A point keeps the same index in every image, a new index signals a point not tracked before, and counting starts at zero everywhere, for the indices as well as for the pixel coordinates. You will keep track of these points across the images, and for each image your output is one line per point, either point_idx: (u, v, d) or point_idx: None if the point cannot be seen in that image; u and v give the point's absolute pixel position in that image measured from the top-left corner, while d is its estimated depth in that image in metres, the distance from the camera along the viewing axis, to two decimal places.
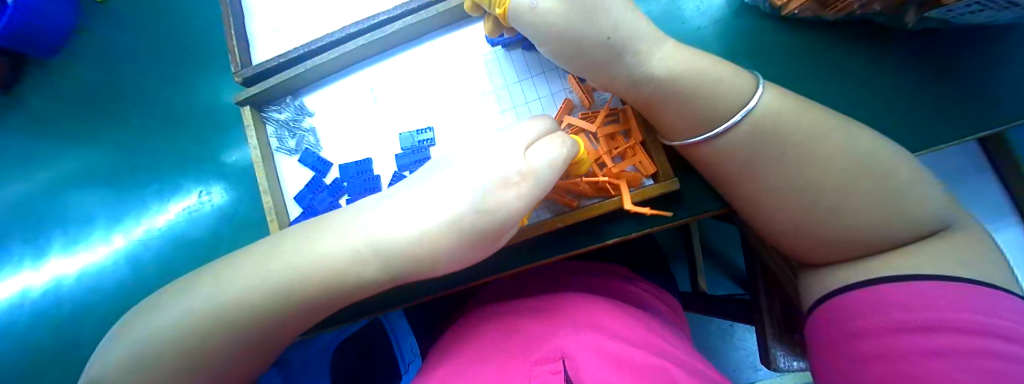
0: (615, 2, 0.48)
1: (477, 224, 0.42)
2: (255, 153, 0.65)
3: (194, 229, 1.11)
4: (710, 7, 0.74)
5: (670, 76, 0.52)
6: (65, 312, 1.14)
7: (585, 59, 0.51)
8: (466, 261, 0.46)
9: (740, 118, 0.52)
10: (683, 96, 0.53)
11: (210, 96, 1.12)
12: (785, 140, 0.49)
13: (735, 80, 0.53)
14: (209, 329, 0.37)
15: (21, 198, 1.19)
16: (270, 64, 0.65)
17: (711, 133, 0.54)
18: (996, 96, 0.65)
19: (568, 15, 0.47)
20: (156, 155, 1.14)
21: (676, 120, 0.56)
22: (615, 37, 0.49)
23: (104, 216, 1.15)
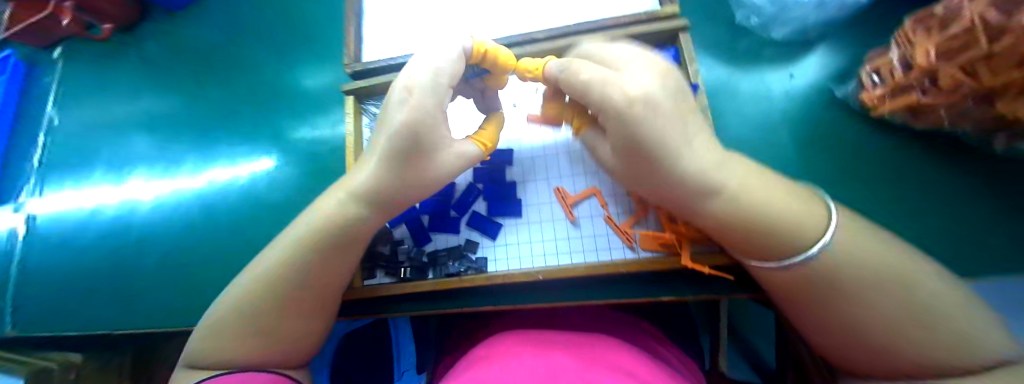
0: (683, 139, 0.40)
1: (406, 146, 0.47)
2: (350, 139, 0.70)
3: (250, 188, 1.23)
4: (796, 89, 0.84)
5: (741, 207, 0.42)
6: (125, 234, 1.27)
7: (654, 190, 0.46)
8: (415, 181, 0.52)
9: (819, 253, 0.41)
10: (757, 231, 0.43)
11: (300, 79, 1.24)
12: (869, 262, 0.40)
13: (815, 213, 0.42)
14: (319, 244, 0.54)
15: (120, 126, 1.37)
16: (380, 64, 0.73)
17: (790, 266, 0.44)
18: None
19: (617, 159, 0.44)
20: (239, 116, 1.28)
21: (744, 246, 0.45)
22: (691, 175, 0.41)
23: (194, 159, 1.30)
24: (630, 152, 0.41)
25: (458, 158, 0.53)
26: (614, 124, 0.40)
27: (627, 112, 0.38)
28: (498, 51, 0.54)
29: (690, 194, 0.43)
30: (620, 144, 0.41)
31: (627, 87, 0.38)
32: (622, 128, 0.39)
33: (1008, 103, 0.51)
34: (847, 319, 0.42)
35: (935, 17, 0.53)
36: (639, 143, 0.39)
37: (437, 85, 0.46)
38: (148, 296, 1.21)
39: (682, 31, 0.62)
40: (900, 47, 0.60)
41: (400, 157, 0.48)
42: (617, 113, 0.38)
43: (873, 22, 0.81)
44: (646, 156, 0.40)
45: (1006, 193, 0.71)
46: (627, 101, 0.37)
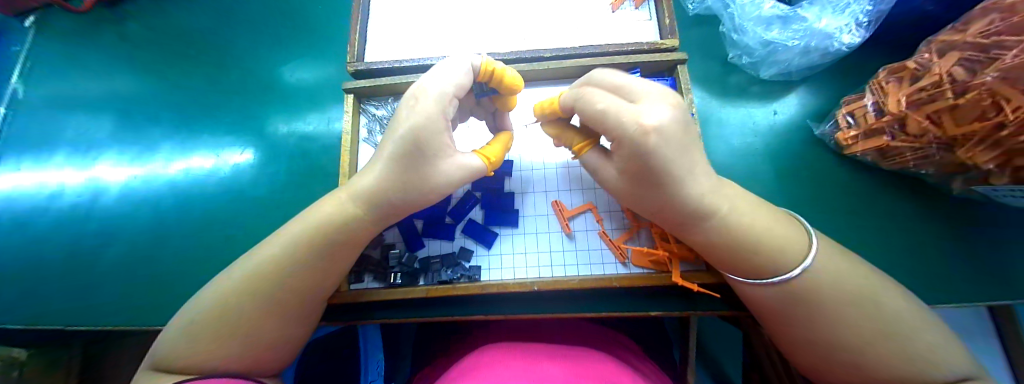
0: (694, 167, 0.44)
1: (413, 151, 0.47)
2: (346, 138, 0.68)
3: (226, 180, 1.17)
4: (777, 123, 0.91)
5: (732, 230, 0.47)
6: (78, 215, 1.18)
7: (662, 215, 0.48)
8: (416, 191, 0.51)
9: (800, 274, 0.46)
10: (744, 252, 0.48)
11: (292, 71, 1.22)
12: (840, 282, 0.45)
13: (797, 240, 0.47)
14: (313, 245, 0.52)
15: (87, 102, 1.28)
16: (383, 66, 0.74)
17: (778, 279, 0.47)
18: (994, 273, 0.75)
19: (626, 180, 0.47)
20: (221, 104, 1.23)
21: (732, 265, 0.50)
22: (697, 202, 0.45)
23: (171, 145, 1.22)
24: (641, 175, 0.43)
25: (461, 170, 0.52)
26: (628, 151, 0.41)
27: (642, 143, 0.39)
28: (504, 72, 0.54)
29: (687, 217, 0.47)
30: (632, 168, 0.43)
31: (643, 118, 0.39)
32: (636, 157, 0.41)
33: (967, 150, 0.58)
34: (814, 335, 0.47)
35: (907, 70, 0.62)
36: (652, 168, 0.41)
37: (443, 93, 0.47)
38: (101, 290, 1.11)
39: (680, 63, 0.66)
40: (873, 94, 0.69)
41: (407, 162, 0.48)
42: (631, 143, 0.40)
43: (842, 70, 0.90)
44: (656, 181, 0.43)
45: (953, 227, 0.78)
46: (643, 133, 0.39)
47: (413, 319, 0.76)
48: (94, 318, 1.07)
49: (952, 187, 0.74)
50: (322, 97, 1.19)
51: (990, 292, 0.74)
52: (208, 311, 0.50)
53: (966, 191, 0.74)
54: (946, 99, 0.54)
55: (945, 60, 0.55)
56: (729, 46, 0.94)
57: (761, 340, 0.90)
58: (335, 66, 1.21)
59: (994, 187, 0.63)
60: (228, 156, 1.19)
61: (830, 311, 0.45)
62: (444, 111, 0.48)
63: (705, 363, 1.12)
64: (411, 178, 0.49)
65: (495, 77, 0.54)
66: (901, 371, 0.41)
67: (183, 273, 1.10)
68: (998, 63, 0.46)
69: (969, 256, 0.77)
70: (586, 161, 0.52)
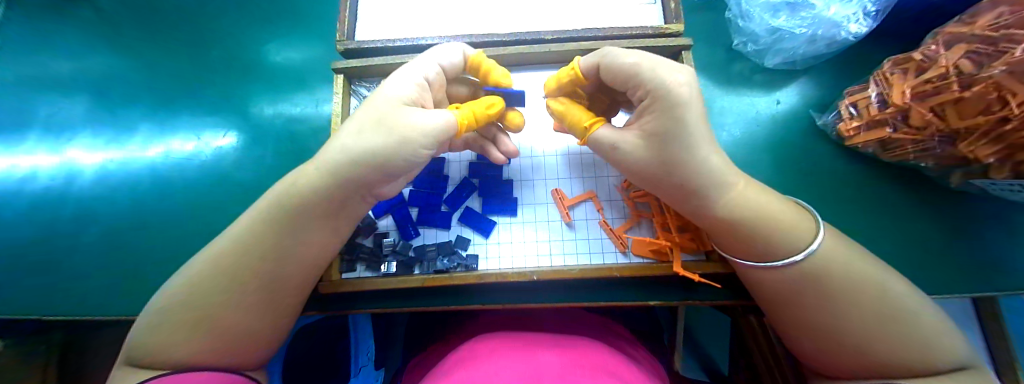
0: (710, 138, 0.47)
1: (383, 100, 0.49)
2: (336, 121, 0.65)
3: (209, 165, 1.12)
4: (779, 113, 0.90)
5: (741, 211, 0.48)
6: (50, 199, 1.11)
7: (680, 189, 0.47)
8: (387, 152, 0.47)
9: (803, 258, 0.47)
10: (750, 232, 0.48)
11: (278, 51, 1.16)
12: (845, 268, 0.45)
13: (805, 223, 0.48)
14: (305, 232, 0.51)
15: (55, 79, 1.20)
16: (375, 46, 0.70)
17: (787, 260, 0.47)
18: (987, 265, 0.76)
19: (649, 147, 0.46)
20: (202, 84, 1.16)
21: (739, 247, 0.50)
22: (715, 172, 0.46)
23: (149, 128, 1.16)
24: (666, 136, 0.44)
25: (405, 122, 0.47)
26: (660, 105, 0.43)
27: (677, 93, 0.42)
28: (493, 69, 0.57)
29: (705, 191, 0.47)
30: (658, 127, 0.45)
31: (675, 74, 0.43)
32: (670, 109, 0.42)
33: (968, 144, 0.59)
34: (814, 321, 0.47)
35: (912, 62, 0.63)
36: (679, 123, 0.43)
37: (426, 63, 0.53)
38: (77, 279, 1.05)
39: (686, 50, 0.64)
40: (877, 86, 0.69)
41: (377, 107, 0.49)
42: (666, 95, 0.42)
43: (843, 61, 0.89)
44: (682, 141, 0.44)
45: (946, 219, 0.79)
46: (676, 85, 0.42)
47: (406, 309, 0.74)
48: (71, 309, 1.03)
49: (951, 180, 0.74)
50: (310, 77, 1.14)
51: (982, 284, 0.76)
52: (192, 302, 0.47)
53: (964, 185, 0.75)
54: (953, 91, 0.55)
55: (952, 53, 0.56)
56: (734, 33, 0.93)
57: (749, 328, 0.92)
58: (324, 46, 1.15)
59: (996, 182, 0.63)
60: (210, 139, 1.13)
61: (836, 296, 0.45)
62: (423, 77, 0.53)
63: (692, 351, 1.14)
64: (377, 120, 0.48)
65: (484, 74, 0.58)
66: (904, 357, 0.41)
67: (166, 262, 1.06)
68: (1007, 57, 0.49)
69: (961, 248, 0.78)
70: (589, 132, 0.51)
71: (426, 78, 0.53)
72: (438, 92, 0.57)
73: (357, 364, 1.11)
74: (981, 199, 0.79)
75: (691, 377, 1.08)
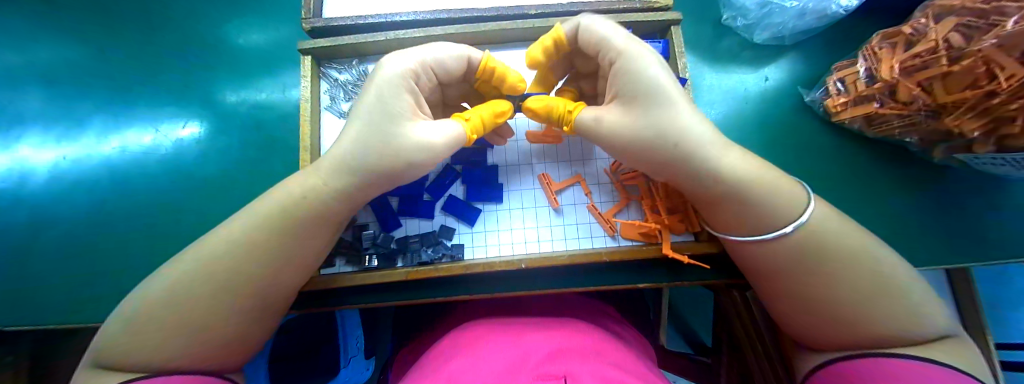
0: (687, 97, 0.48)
1: (375, 110, 0.45)
2: (305, 106, 0.60)
3: (174, 158, 1.04)
4: (767, 90, 0.90)
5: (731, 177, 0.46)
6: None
7: (675, 150, 0.46)
8: (390, 166, 0.46)
9: (792, 230, 0.45)
10: (742, 203, 0.47)
11: (242, 31, 1.07)
12: (837, 241, 0.45)
13: (799, 193, 0.47)
14: (276, 230, 0.47)
15: None
16: (345, 23, 0.65)
17: (777, 232, 0.46)
18: (963, 235, 0.79)
19: (627, 110, 0.48)
20: (159, 70, 1.07)
21: (731, 220, 0.49)
22: (702, 126, 0.46)
23: (103, 121, 1.06)
24: (640, 95, 0.46)
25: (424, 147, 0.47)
26: (631, 68, 0.47)
27: (636, 52, 0.47)
28: (506, 72, 0.54)
29: (698, 148, 0.45)
30: (633, 89, 0.47)
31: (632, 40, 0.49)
32: (635, 67, 0.47)
33: (954, 118, 0.60)
34: (798, 295, 0.47)
35: (902, 35, 0.63)
36: (649, 83, 0.46)
37: (408, 60, 0.47)
38: (38, 286, 0.98)
39: (674, 25, 0.62)
40: (865, 61, 0.70)
41: (375, 126, 0.46)
42: (629, 54, 0.47)
43: (828, 37, 0.89)
44: (656, 96, 0.46)
45: (926, 192, 0.81)
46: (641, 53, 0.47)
47: (391, 302, 0.72)
48: (33, 317, 0.96)
49: (933, 154, 0.76)
50: (279, 61, 1.06)
51: (956, 255, 0.79)
52: (148, 314, 0.43)
53: (946, 159, 0.76)
54: (941, 66, 0.55)
55: (941, 26, 0.56)
56: (722, 7, 0.91)
57: (732, 305, 0.93)
58: (291, 26, 1.07)
59: (980, 157, 0.64)
60: (173, 131, 1.05)
61: (823, 268, 0.45)
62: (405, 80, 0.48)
63: (676, 325, 1.18)
64: (380, 138, 0.45)
65: (489, 72, 0.53)
66: (889, 328, 0.42)
67: (133, 263, 1.00)
68: (999, 30, 0.48)
69: (942, 221, 0.80)
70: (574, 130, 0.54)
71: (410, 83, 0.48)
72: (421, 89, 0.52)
73: (346, 356, 1.14)
74: (961, 172, 0.81)
75: (676, 352, 1.11)
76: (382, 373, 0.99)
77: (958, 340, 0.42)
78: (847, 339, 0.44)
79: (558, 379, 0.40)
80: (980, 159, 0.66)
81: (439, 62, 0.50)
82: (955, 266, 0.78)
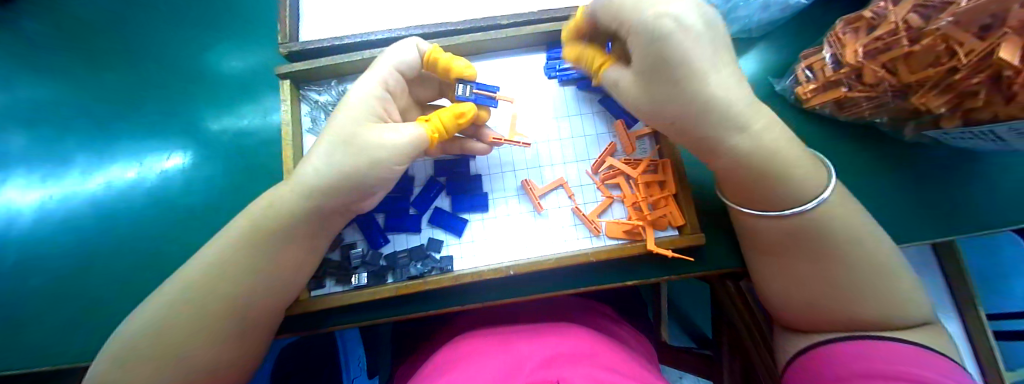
0: (717, 71, 0.43)
1: (347, 116, 0.47)
2: (286, 130, 0.61)
3: (160, 190, 1.04)
4: None
5: (757, 152, 0.46)
6: None
7: (699, 123, 0.45)
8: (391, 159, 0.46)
9: (815, 206, 0.47)
10: (762, 180, 0.47)
11: (222, 59, 1.08)
12: (848, 219, 0.47)
13: (822, 172, 0.48)
14: (255, 256, 0.47)
15: None
16: (321, 46, 0.66)
17: (801, 207, 0.47)
18: (947, 208, 0.80)
19: (640, 81, 0.48)
20: (140, 103, 1.07)
21: (747, 197, 0.51)
22: (728, 106, 0.43)
23: (87, 158, 1.06)
24: (654, 67, 0.44)
25: (391, 139, 0.46)
26: (644, 37, 0.43)
27: (657, 25, 0.41)
28: (453, 61, 0.54)
29: (721, 127, 0.45)
30: (646, 62, 0.45)
31: (657, 6, 0.42)
32: (654, 43, 0.42)
33: (920, 96, 0.61)
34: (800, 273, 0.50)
35: (863, 20, 0.65)
36: (662, 53, 0.42)
37: (381, 69, 0.50)
38: (27, 329, 0.97)
39: None
40: (831, 47, 0.72)
41: (345, 127, 0.47)
42: (647, 27, 0.42)
43: (797, 24, 0.91)
44: (675, 76, 0.43)
45: (907, 169, 0.82)
46: (657, 16, 0.41)
47: (386, 318, 0.72)
48: (22, 362, 0.95)
49: (907, 133, 0.77)
50: (262, 85, 1.07)
51: (941, 230, 0.80)
52: (130, 350, 0.42)
53: (921, 137, 0.78)
54: (903, 46, 0.57)
55: (900, 8, 0.58)
56: None
57: (728, 294, 0.94)
58: (271, 51, 1.08)
59: (951, 132, 0.66)
60: (158, 163, 1.05)
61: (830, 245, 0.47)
62: (381, 87, 0.50)
63: (676, 319, 1.19)
64: (346, 138, 0.46)
65: (434, 63, 0.54)
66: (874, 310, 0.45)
67: (122, 299, 0.98)
68: (953, 7, 0.49)
69: (924, 197, 0.81)
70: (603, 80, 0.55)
71: (383, 90, 0.50)
72: (399, 100, 0.55)
73: (349, 376, 1.12)
74: (938, 148, 0.82)
75: (678, 347, 1.11)
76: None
77: (931, 328, 0.45)
78: (839, 322, 0.46)
79: None
80: (950, 134, 0.67)
81: (408, 67, 0.52)
82: (939, 240, 0.80)
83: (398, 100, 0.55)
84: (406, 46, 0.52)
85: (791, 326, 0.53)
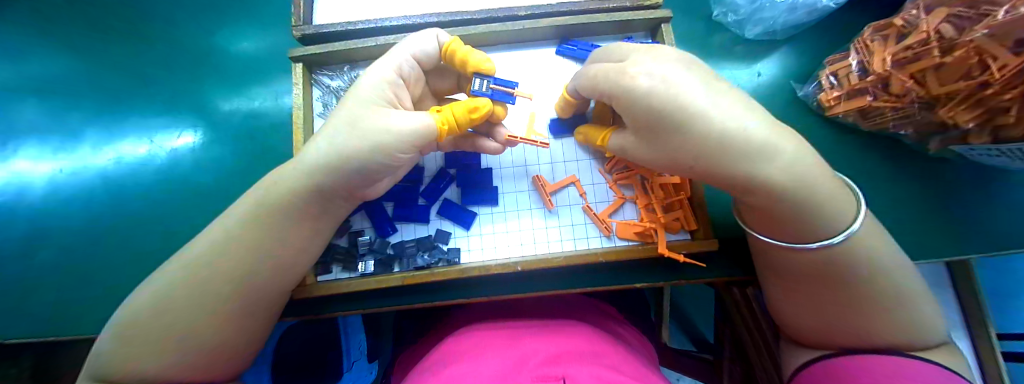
0: (726, 104, 0.36)
1: (358, 98, 0.47)
2: (297, 114, 0.60)
3: (168, 170, 1.04)
4: (760, 85, 0.90)
5: (791, 184, 0.37)
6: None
7: (727, 168, 0.36)
8: (370, 149, 0.43)
9: (842, 240, 0.42)
10: (797, 219, 0.41)
11: (235, 40, 1.07)
12: (869, 256, 0.43)
13: (851, 203, 0.42)
14: (263, 237, 0.47)
15: None
16: (335, 30, 0.65)
17: (823, 243, 0.42)
18: (966, 227, 0.78)
19: (645, 140, 0.42)
20: (152, 82, 1.07)
21: (773, 228, 0.46)
22: (752, 139, 0.35)
23: (98, 132, 1.07)
24: (652, 127, 0.40)
25: (388, 126, 0.43)
26: (625, 100, 0.41)
27: (631, 87, 0.40)
28: (470, 55, 0.52)
29: (750, 166, 0.36)
30: (641, 124, 0.41)
31: (629, 69, 0.41)
32: (635, 104, 0.39)
33: (948, 110, 0.60)
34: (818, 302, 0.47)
35: (894, 28, 0.64)
36: (648, 112, 0.39)
37: (398, 55, 0.50)
38: (35, 299, 0.98)
39: (664, 22, 0.62)
40: (858, 53, 0.70)
41: (353, 110, 0.46)
42: (624, 94, 0.40)
43: (819, 30, 0.88)
44: (671, 125, 0.37)
45: (926, 183, 0.81)
46: (628, 78, 0.40)
47: (389, 307, 0.72)
48: (30, 330, 0.96)
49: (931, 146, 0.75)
50: (274, 68, 1.07)
51: (958, 249, 0.78)
52: (134, 326, 0.42)
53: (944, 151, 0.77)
54: (933, 58, 0.56)
55: (932, 18, 0.56)
56: (715, 4, 0.91)
57: (732, 301, 0.93)
58: (283, 33, 1.07)
59: (975, 148, 0.64)
60: (167, 142, 1.05)
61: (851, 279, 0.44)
62: (398, 71, 0.50)
63: (678, 323, 1.18)
64: (351, 120, 0.45)
65: (450, 56, 0.53)
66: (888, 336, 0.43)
67: (129, 275, 0.99)
68: (989, 20, 0.48)
69: (943, 212, 0.80)
70: (609, 149, 0.52)
71: (397, 74, 0.50)
72: (411, 86, 0.54)
73: (349, 359, 1.13)
74: (960, 163, 0.80)
75: (677, 349, 1.11)
76: (383, 376, 0.98)
77: (950, 349, 0.45)
78: (865, 340, 0.44)
79: (557, 380, 0.41)
80: (975, 150, 0.66)
81: (428, 57, 0.52)
82: (956, 259, 0.78)
83: (411, 90, 0.55)
84: (428, 32, 0.52)
85: (799, 341, 0.53)
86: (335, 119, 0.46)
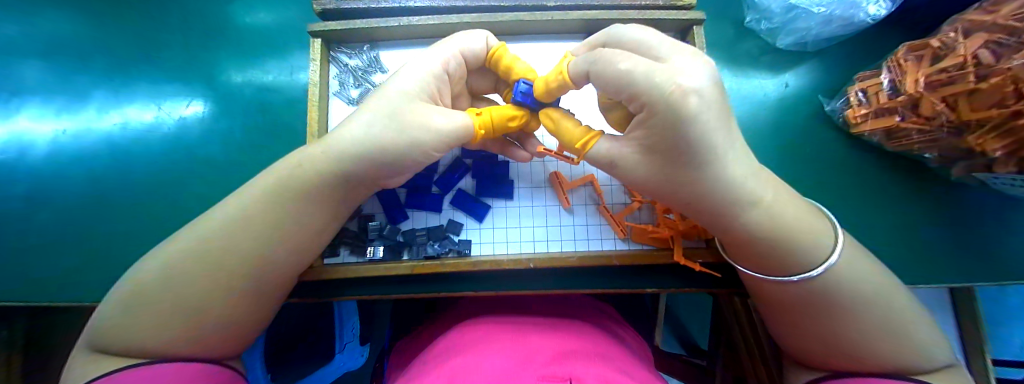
0: (734, 153, 0.37)
1: (398, 89, 0.45)
2: (314, 91, 0.59)
3: (174, 139, 1.02)
4: (785, 94, 0.90)
5: (770, 227, 0.41)
6: None
7: (710, 210, 0.41)
8: (398, 153, 0.44)
9: (820, 273, 0.43)
10: (777, 256, 0.44)
11: (250, 9, 1.05)
12: (856, 282, 0.43)
13: (825, 234, 0.44)
14: (276, 215, 0.45)
15: None
16: (357, 6, 0.63)
17: (801, 276, 0.44)
18: (975, 254, 0.79)
19: (650, 161, 0.40)
20: (162, 47, 1.04)
21: (754, 261, 0.46)
22: (743, 189, 0.39)
23: (104, 95, 1.04)
24: (670, 151, 0.37)
25: (426, 126, 0.43)
26: (658, 117, 0.34)
27: (677, 108, 0.32)
28: (515, 64, 0.52)
29: (733, 208, 0.40)
30: (658, 141, 0.37)
31: (678, 77, 0.32)
32: (672, 127, 0.34)
33: (977, 136, 0.59)
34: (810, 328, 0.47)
35: (930, 49, 0.63)
36: (681, 138, 0.34)
37: (447, 49, 0.48)
38: (32, 261, 0.96)
39: (696, 24, 0.60)
40: (891, 72, 0.69)
41: (392, 100, 0.45)
42: (667, 111, 0.33)
43: (842, 46, 0.88)
44: (692, 162, 0.37)
45: (939, 208, 0.81)
46: (682, 95, 0.31)
47: (393, 294, 0.71)
48: (27, 293, 0.94)
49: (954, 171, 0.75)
50: (289, 41, 1.04)
51: (966, 275, 0.78)
52: (141, 298, 0.41)
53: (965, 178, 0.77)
54: (968, 82, 0.55)
55: (971, 42, 0.56)
56: (749, 9, 0.91)
57: (732, 310, 0.94)
58: (300, 7, 1.05)
59: (1000, 176, 0.64)
60: (175, 110, 1.03)
61: (842, 306, 0.44)
62: (444, 63, 0.48)
63: (671, 327, 1.19)
64: (390, 112, 0.44)
65: (496, 61, 0.52)
66: (888, 362, 0.42)
67: (130, 243, 0.98)
68: None
69: (954, 238, 0.79)
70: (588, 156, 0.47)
71: (443, 68, 0.48)
72: (456, 81, 0.53)
73: (342, 342, 1.14)
74: (974, 190, 0.80)
75: (669, 352, 1.12)
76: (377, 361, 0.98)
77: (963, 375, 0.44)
78: (858, 365, 0.44)
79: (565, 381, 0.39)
80: (1000, 178, 0.66)
81: (474, 56, 0.50)
82: (963, 285, 0.78)
83: (453, 85, 0.53)
84: (479, 33, 0.51)
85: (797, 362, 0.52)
86: (370, 107, 0.45)
